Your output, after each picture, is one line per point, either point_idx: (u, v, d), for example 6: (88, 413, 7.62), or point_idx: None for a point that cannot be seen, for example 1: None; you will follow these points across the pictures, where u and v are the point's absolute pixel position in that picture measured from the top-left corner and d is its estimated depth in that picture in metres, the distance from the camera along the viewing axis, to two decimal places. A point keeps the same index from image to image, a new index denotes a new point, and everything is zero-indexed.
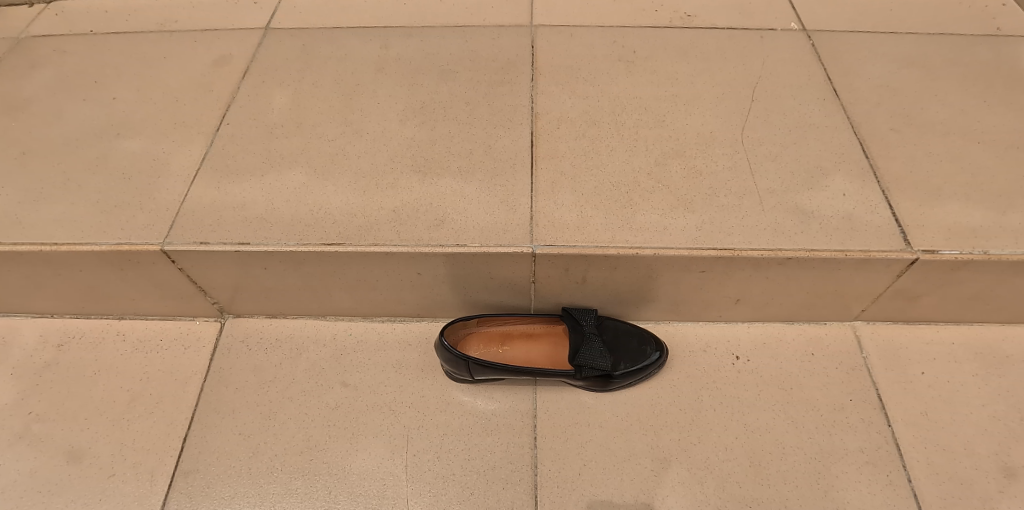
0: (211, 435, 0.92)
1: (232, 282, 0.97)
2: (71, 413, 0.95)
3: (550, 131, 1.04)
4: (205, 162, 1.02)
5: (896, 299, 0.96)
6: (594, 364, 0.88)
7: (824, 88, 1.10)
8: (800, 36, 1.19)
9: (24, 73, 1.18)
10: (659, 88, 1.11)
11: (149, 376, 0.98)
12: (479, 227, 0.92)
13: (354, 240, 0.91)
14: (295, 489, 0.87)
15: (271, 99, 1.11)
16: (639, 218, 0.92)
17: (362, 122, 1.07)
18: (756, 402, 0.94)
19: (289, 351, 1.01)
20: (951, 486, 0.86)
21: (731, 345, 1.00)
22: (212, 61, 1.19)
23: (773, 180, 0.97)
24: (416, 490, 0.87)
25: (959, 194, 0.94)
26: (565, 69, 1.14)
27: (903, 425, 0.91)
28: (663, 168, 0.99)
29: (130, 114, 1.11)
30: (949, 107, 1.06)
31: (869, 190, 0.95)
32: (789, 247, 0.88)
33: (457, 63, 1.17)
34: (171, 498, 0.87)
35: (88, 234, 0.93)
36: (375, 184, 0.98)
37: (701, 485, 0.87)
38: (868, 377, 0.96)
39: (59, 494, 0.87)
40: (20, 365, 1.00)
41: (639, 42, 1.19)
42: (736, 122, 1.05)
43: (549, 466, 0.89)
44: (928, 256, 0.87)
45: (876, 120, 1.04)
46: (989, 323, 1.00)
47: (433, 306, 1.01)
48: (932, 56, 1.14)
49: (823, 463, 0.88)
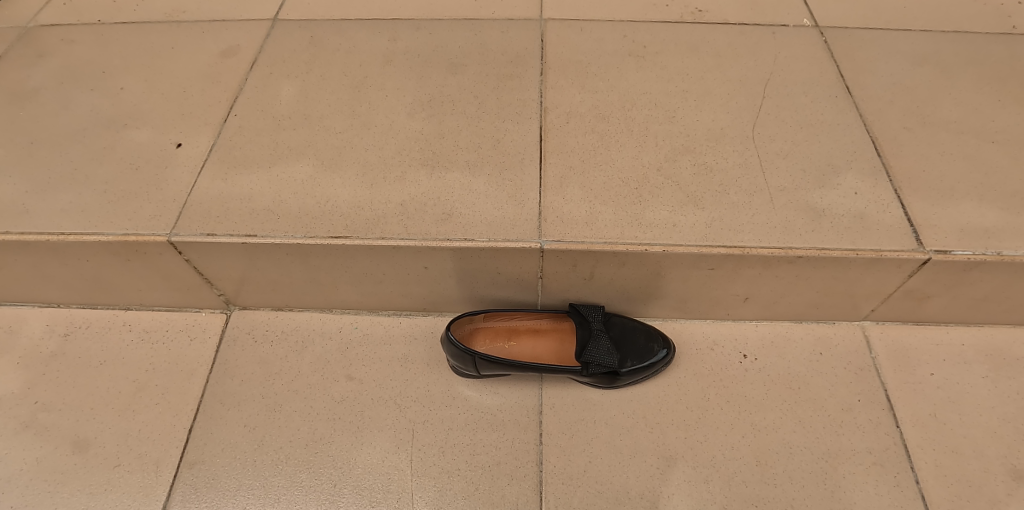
0: (217, 427, 0.92)
1: (238, 273, 0.97)
2: (77, 403, 0.95)
3: (559, 126, 1.04)
4: (212, 153, 1.01)
5: (907, 299, 0.95)
6: (601, 362, 0.87)
7: (837, 86, 1.08)
8: (812, 33, 1.18)
9: (32, 62, 1.18)
10: (669, 84, 1.10)
11: (155, 367, 0.98)
12: (487, 222, 0.91)
13: (360, 233, 0.91)
14: (301, 482, 0.87)
15: (279, 91, 1.10)
16: (648, 214, 0.92)
17: (370, 115, 1.07)
18: (764, 401, 0.93)
19: (295, 344, 1.01)
20: (959, 488, 0.85)
21: (739, 343, 0.99)
22: (219, 52, 1.18)
23: (784, 178, 0.96)
24: (421, 486, 0.87)
25: (973, 194, 0.93)
26: (574, 64, 1.13)
27: (911, 426, 0.90)
28: (673, 164, 0.98)
29: (138, 104, 1.10)
30: (963, 106, 1.05)
31: (881, 189, 0.94)
32: (799, 246, 0.88)
33: (465, 56, 1.16)
34: (175, 489, 0.87)
35: (94, 223, 0.93)
36: (382, 178, 0.97)
37: (707, 484, 0.86)
38: (877, 378, 0.95)
39: (65, 483, 0.88)
40: (25, 355, 1.00)
41: (649, 37, 1.18)
42: (746, 119, 1.04)
43: (554, 462, 0.89)
44: (940, 256, 0.87)
45: (888, 118, 1.03)
46: (999, 325, 0.99)
47: (439, 301, 1.01)
48: (946, 55, 1.13)
49: (831, 463, 0.88)
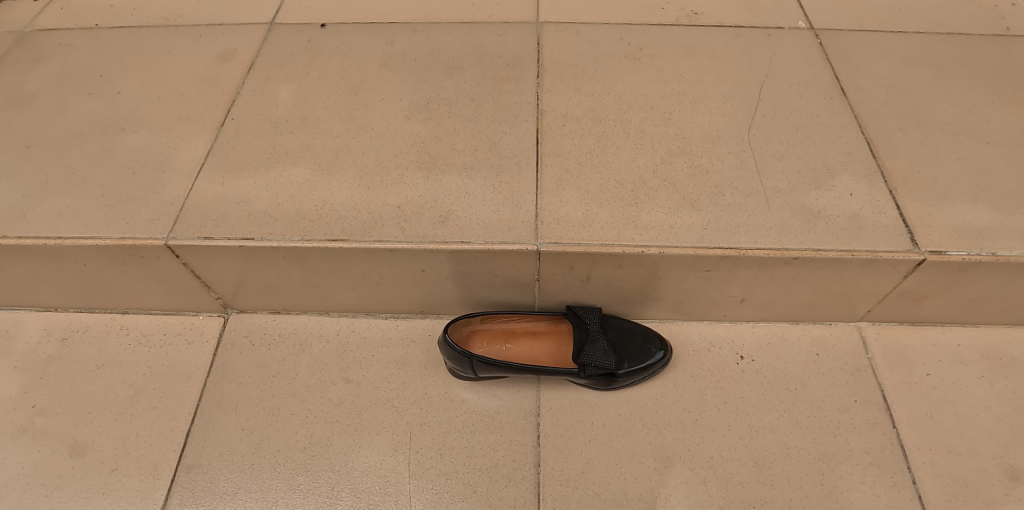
0: (214, 430, 0.92)
1: (236, 276, 0.97)
2: (75, 406, 0.95)
3: (556, 128, 1.04)
4: (209, 157, 1.02)
5: (903, 300, 0.95)
6: (598, 363, 0.88)
7: (832, 87, 1.09)
8: (807, 35, 1.19)
9: (29, 67, 1.18)
10: (665, 86, 1.10)
11: (153, 370, 0.98)
12: (484, 224, 0.92)
13: (358, 236, 0.91)
14: (299, 485, 0.87)
15: (276, 94, 1.11)
16: (645, 216, 0.92)
17: (367, 118, 1.07)
18: (761, 402, 0.93)
19: (292, 347, 1.01)
20: (956, 488, 0.85)
21: (736, 345, 1.00)
22: (216, 56, 1.18)
23: (779, 180, 0.96)
24: (420, 488, 0.87)
25: (968, 195, 0.93)
26: (571, 67, 1.14)
27: (908, 426, 0.91)
28: (669, 166, 0.98)
29: (135, 107, 1.10)
30: (958, 108, 1.05)
31: (876, 190, 0.94)
32: (795, 247, 0.88)
33: (462, 59, 1.16)
34: (173, 493, 0.87)
35: (92, 227, 0.93)
36: (379, 181, 0.98)
37: (704, 485, 0.87)
38: (873, 378, 0.95)
39: (62, 487, 0.88)
40: (23, 359, 1.00)
41: (645, 39, 1.19)
42: (742, 120, 1.05)
43: (552, 464, 0.89)
44: (935, 256, 0.87)
45: (883, 120, 1.04)
46: (996, 325, 1.00)
47: (436, 303, 1.01)
48: (940, 56, 1.14)
49: (828, 464, 0.88)
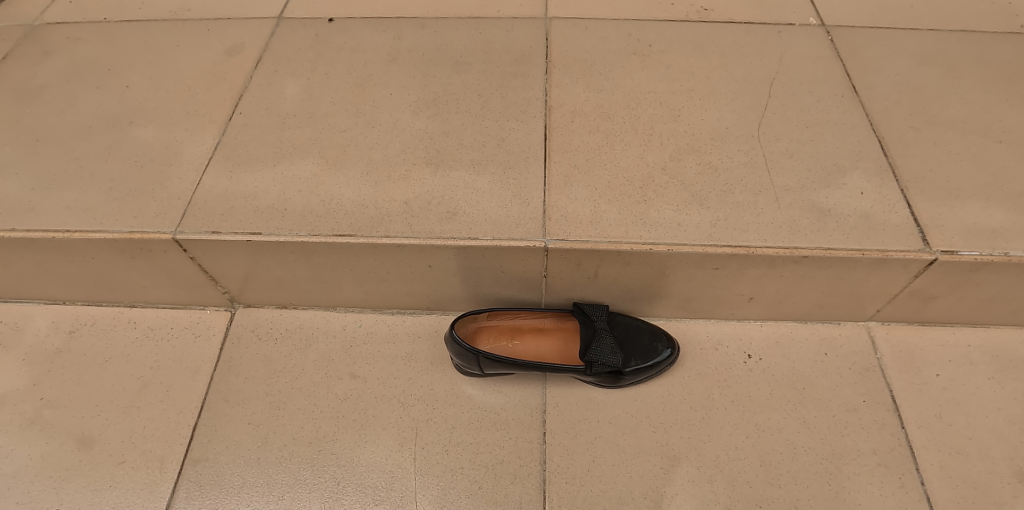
0: (221, 425, 0.92)
1: (243, 271, 0.97)
2: (83, 399, 0.95)
3: (564, 125, 1.03)
4: (216, 151, 1.02)
5: (913, 300, 0.95)
6: (605, 361, 0.87)
7: (843, 85, 1.08)
8: (818, 32, 1.17)
9: (37, 60, 1.18)
10: (674, 83, 1.10)
11: (160, 364, 0.99)
12: (491, 221, 0.91)
13: (365, 231, 0.91)
14: (305, 480, 0.87)
15: (283, 89, 1.10)
16: (653, 213, 0.92)
17: (374, 113, 1.07)
18: (768, 401, 0.93)
19: (299, 342, 1.01)
20: (965, 490, 0.85)
21: (743, 343, 0.99)
22: (224, 50, 1.18)
23: (789, 178, 0.96)
24: (425, 484, 0.87)
25: (979, 195, 0.92)
26: (578, 63, 1.13)
27: (916, 427, 0.90)
28: (678, 164, 0.98)
29: (143, 101, 1.11)
30: (970, 106, 1.04)
31: (887, 189, 0.93)
32: (804, 246, 0.87)
33: (470, 54, 1.16)
34: (180, 486, 0.87)
35: (100, 221, 0.93)
36: (387, 176, 0.97)
37: (710, 484, 0.86)
38: (882, 379, 0.95)
39: (70, 479, 0.88)
40: (30, 352, 1.00)
41: (654, 36, 1.18)
42: (751, 118, 1.04)
43: (558, 461, 0.89)
44: (947, 256, 0.86)
45: (895, 118, 1.03)
46: (1006, 326, 0.99)
47: (442, 299, 1.01)
48: (953, 54, 1.13)
49: (835, 464, 0.87)
